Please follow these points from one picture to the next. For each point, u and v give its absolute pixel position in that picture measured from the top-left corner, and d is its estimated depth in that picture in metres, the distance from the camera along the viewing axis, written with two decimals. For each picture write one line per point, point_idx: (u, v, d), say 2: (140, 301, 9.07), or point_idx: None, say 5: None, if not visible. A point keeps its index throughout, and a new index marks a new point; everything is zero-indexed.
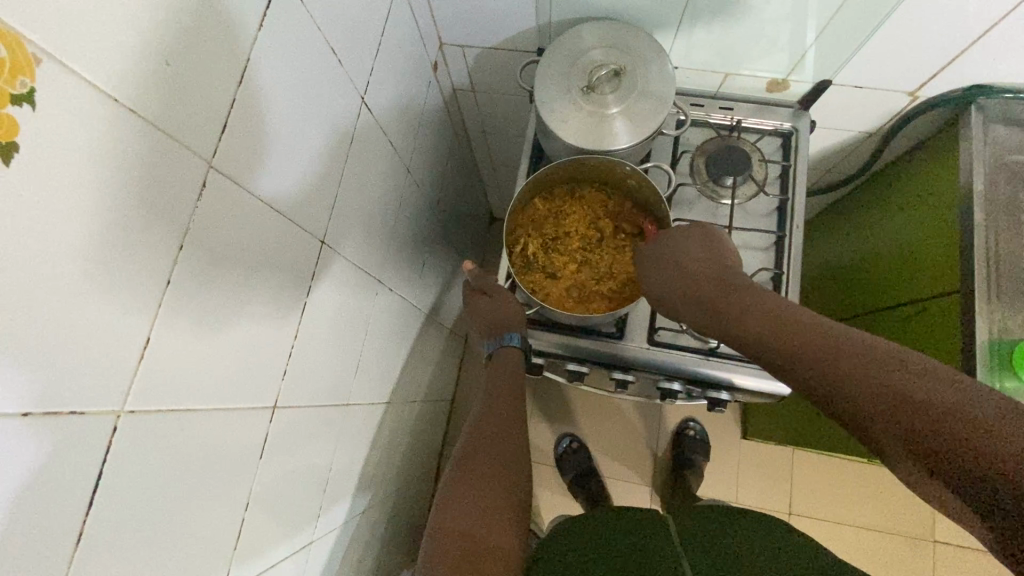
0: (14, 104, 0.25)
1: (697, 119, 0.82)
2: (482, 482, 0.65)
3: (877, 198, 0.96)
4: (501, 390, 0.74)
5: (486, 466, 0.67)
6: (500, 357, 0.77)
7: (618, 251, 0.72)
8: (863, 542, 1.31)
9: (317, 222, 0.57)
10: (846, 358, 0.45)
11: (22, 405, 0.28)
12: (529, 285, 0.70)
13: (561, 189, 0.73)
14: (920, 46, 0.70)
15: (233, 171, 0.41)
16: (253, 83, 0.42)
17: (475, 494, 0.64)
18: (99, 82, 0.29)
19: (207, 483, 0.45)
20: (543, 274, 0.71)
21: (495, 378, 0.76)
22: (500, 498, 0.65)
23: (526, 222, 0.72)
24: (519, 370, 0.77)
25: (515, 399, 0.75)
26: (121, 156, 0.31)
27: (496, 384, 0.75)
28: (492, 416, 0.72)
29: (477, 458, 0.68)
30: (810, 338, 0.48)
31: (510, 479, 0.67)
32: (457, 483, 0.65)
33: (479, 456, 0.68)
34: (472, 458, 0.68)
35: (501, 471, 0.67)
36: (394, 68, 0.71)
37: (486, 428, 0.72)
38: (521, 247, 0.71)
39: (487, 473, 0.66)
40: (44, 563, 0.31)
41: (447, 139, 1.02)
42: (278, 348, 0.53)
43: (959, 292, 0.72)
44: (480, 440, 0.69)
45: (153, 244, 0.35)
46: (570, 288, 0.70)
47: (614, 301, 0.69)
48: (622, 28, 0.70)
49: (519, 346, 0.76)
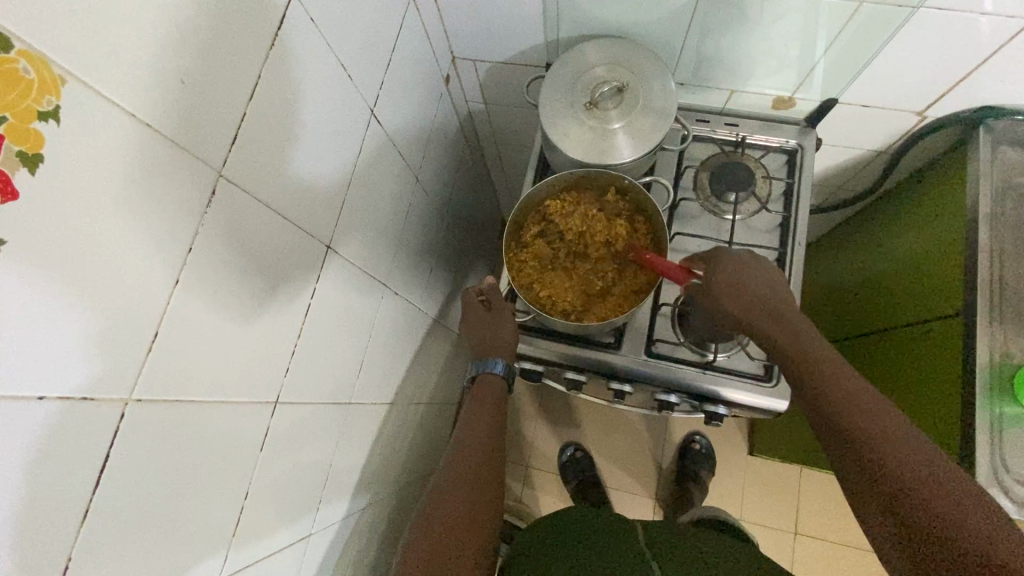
0: (40, 120, 0.28)
1: (701, 135, 0.83)
2: (467, 480, 0.69)
3: (886, 216, 0.95)
4: (481, 416, 0.75)
5: (472, 465, 0.71)
6: (484, 383, 0.78)
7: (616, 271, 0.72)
8: (867, 559, 1.28)
9: (324, 228, 0.60)
10: (893, 437, 0.53)
11: (38, 388, 0.31)
12: (511, 258, 0.72)
13: (591, 193, 0.73)
14: (928, 65, 0.70)
15: (243, 180, 0.44)
16: (264, 99, 0.45)
17: (450, 512, 0.66)
18: (118, 99, 0.32)
19: (207, 475, 0.47)
20: (535, 271, 0.73)
21: (476, 403, 0.77)
22: (475, 519, 0.66)
23: (532, 218, 0.74)
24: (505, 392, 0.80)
25: (496, 425, 0.76)
26: (138, 165, 0.34)
27: (476, 411, 0.76)
28: (483, 419, 0.76)
29: (460, 461, 0.71)
30: (877, 420, 0.55)
31: (484, 501, 0.69)
32: (445, 484, 0.69)
33: (459, 476, 0.69)
34: (461, 456, 0.72)
35: (477, 493, 0.69)
36: (405, 81, 0.73)
37: (473, 432, 0.74)
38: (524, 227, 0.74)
39: (464, 494, 0.68)
40: (53, 538, 0.33)
41: (459, 148, 1.04)
42: (283, 347, 0.56)
43: (961, 314, 0.71)
44: (469, 440, 0.73)
45: (163, 247, 0.38)
46: (558, 289, 0.72)
47: (578, 311, 0.71)
48: (627, 47, 0.72)
49: (502, 373, 0.77)
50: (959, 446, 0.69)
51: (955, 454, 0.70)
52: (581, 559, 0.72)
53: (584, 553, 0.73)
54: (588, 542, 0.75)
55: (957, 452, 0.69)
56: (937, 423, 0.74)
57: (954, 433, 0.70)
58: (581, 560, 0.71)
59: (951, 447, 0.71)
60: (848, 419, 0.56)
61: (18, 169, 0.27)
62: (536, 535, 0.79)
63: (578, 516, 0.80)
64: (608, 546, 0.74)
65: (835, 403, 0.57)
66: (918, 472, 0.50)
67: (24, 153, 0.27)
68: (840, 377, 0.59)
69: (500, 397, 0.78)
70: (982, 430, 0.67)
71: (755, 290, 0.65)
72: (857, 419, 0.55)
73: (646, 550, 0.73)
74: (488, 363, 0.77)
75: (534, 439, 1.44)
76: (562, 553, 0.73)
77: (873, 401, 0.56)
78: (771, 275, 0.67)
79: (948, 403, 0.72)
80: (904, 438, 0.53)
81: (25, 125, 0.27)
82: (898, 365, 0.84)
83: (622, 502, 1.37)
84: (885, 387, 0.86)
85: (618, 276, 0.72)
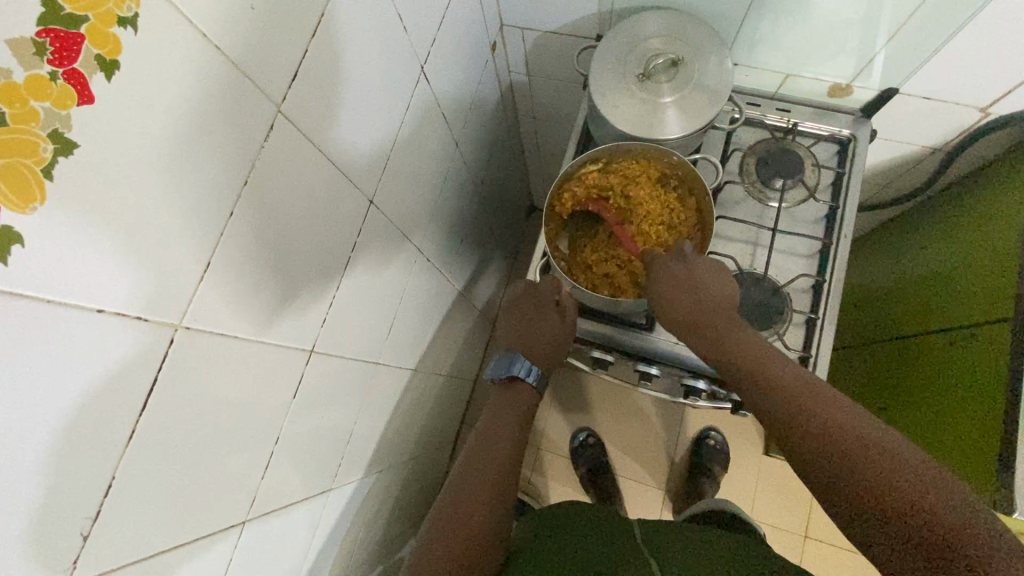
0: (119, 26, 0.28)
1: (751, 119, 0.80)
2: (490, 465, 0.71)
3: (935, 219, 0.92)
4: (505, 420, 0.76)
5: (496, 450, 0.73)
6: (514, 387, 0.79)
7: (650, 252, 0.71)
8: None
9: (369, 182, 0.60)
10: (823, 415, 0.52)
11: (97, 300, 0.30)
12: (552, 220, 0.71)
13: (645, 170, 0.71)
14: (999, 60, 0.67)
15: (300, 121, 0.44)
16: (324, 39, 0.45)
17: (472, 510, 0.67)
18: (192, 17, 0.32)
19: (240, 416, 0.47)
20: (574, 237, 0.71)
21: (499, 408, 0.77)
22: (487, 519, 0.67)
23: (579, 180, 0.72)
24: (532, 399, 0.79)
25: (520, 431, 0.76)
26: (204, 87, 0.34)
27: (500, 412, 0.76)
28: (509, 408, 0.77)
29: (483, 449, 0.73)
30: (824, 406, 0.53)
31: (499, 500, 0.69)
32: (470, 467, 0.71)
33: (479, 475, 0.70)
34: (487, 441, 0.74)
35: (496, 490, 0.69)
36: (454, 43, 0.72)
37: (500, 419, 0.76)
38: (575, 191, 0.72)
39: (488, 477, 0.70)
40: (99, 459, 0.33)
41: (497, 120, 1.03)
42: (321, 298, 0.56)
43: (1011, 322, 0.69)
44: (495, 429, 0.75)
45: (220, 179, 0.37)
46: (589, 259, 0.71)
47: (604, 281, 0.70)
48: (684, 20, 0.70)
49: (532, 383, 0.78)
50: (998, 454, 0.68)
51: (993, 464, 0.68)
52: (581, 531, 0.73)
53: (584, 527, 0.74)
54: (589, 520, 0.76)
55: (996, 460, 0.68)
56: (974, 431, 0.73)
57: (994, 440, 0.69)
58: (580, 532, 0.73)
59: (991, 456, 0.69)
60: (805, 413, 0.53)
61: (94, 72, 0.27)
62: (549, 512, 0.80)
63: (589, 506, 0.81)
64: (609, 526, 0.75)
65: (772, 394, 0.56)
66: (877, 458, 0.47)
67: (103, 58, 0.27)
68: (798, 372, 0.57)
69: (528, 406, 0.79)
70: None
71: (703, 288, 0.65)
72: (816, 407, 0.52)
73: (642, 532, 0.74)
74: (526, 367, 0.78)
75: (547, 423, 1.44)
76: (565, 526, 0.75)
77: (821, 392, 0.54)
78: (726, 282, 0.67)
79: (988, 410, 0.71)
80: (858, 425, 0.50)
81: (104, 28, 0.27)
82: (939, 369, 0.82)
83: (634, 493, 1.36)
84: (923, 391, 0.85)
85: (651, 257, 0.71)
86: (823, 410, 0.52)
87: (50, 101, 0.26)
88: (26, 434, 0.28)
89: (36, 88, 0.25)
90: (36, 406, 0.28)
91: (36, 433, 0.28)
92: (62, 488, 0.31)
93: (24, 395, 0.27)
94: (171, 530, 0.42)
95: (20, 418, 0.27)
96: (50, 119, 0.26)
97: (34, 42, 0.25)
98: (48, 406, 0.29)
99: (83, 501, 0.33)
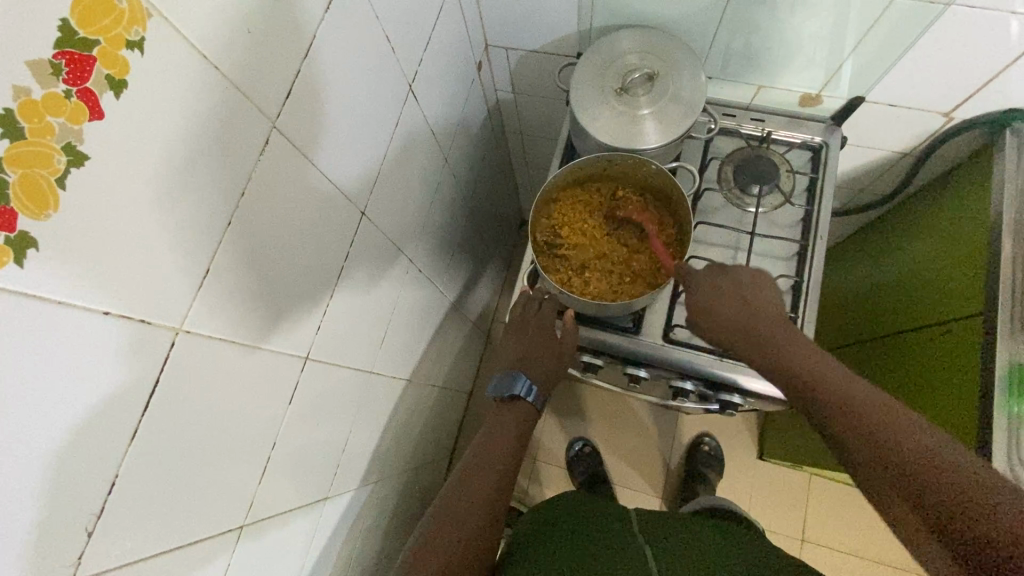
0: (127, 49, 0.30)
1: (727, 129, 0.84)
2: (480, 475, 0.71)
3: (909, 221, 0.96)
4: (503, 433, 0.76)
5: (488, 458, 0.73)
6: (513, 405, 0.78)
7: (626, 261, 0.73)
8: (868, 564, 1.28)
9: (360, 193, 0.62)
10: (879, 416, 0.51)
11: (104, 303, 0.32)
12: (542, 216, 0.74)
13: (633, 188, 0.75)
14: (958, 67, 0.71)
15: (293, 136, 0.47)
16: (315, 61, 0.47)
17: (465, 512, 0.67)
18: (193, 40, 0.34)
19: (238, 419, 0.49)
20: (557, 234, 0.74)
21: (500, 423, 0.78)
22: (478, 524, 0.67)
23: (577, 186, 0.76)
24: (529, 414, 0.79)
25: (518, 446, 0.76)
26: (204, 105, 0.36)
27: (496, 429, 0.77)
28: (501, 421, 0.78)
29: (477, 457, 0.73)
30: (879, 410, 0.51)
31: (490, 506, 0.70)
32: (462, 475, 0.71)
33: (467, 481, 0.70)
34: (484, 452, 0.73)
35: (486, 499, 0.69)
36: (441, 62, 0.76)
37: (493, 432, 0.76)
38: (569, 196, 0.76)
39: (478, 485, 0.70)
40: (102, 458, 0.34)
41: (485, 136, 1.07)
42: (316, 305, 0.58)
43: (982, 315, 0.72)
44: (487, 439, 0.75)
45: (216, 189, 0.39)
46: (567, 257, 0.74)
47: (575, 276, 0.73)
48: (658, 37, 0.74)
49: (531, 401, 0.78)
50: (976, 442, 0.70)
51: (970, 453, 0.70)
52: (580, 528, 0.73)
53: (583, 526, 0.74)
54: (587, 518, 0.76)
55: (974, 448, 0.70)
56: (952, 423, 0.75)
57: (972, 429, 0.71)
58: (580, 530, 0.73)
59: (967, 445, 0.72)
60: (858, 419, 0.52)
61: (104, 91, 0.29)
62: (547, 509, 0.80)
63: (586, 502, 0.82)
64: (606, 523, 0.75)
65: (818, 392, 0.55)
66: (928, 465, 0.46)
67: (112, 77, 0.30)
68: (849, 380, 0.55)
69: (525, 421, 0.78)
70: (1002, 430, 0.66)
71: (750, 297, 0.63)
72: (861, 411, 0.52)
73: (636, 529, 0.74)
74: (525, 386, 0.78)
75: (542, 434, 1.44)
76: (565, 523, 0.75)
77: (874, 395, 0.53)
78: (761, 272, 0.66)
79: (965, 402, 0.73)
80: (912, 428, 0.49)
81: (114, 51, 0.30)
82: (917, 364, 0.84)
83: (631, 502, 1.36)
84: (902, 386, 0.87)
85: (625, 266, 0.73)
86: (873, 414, 0.51)
87: (65, 116, 0.28)
88: (37, 428, 0.29)
89: (52, 104, 0.27)
90: (51, 404, 0.30)
91: (47, 426, 0.30)
92: (69, 484, 0.32)
93: (36, 391, 0.29)
94: (168, 531, 0.43)
95: (31, 413, 0.29)
96: (64, 133, 0.28)
97: (51, 63, 0.27)
98: (57, 406, 0.30)
99: (86, 499, 0.34)
